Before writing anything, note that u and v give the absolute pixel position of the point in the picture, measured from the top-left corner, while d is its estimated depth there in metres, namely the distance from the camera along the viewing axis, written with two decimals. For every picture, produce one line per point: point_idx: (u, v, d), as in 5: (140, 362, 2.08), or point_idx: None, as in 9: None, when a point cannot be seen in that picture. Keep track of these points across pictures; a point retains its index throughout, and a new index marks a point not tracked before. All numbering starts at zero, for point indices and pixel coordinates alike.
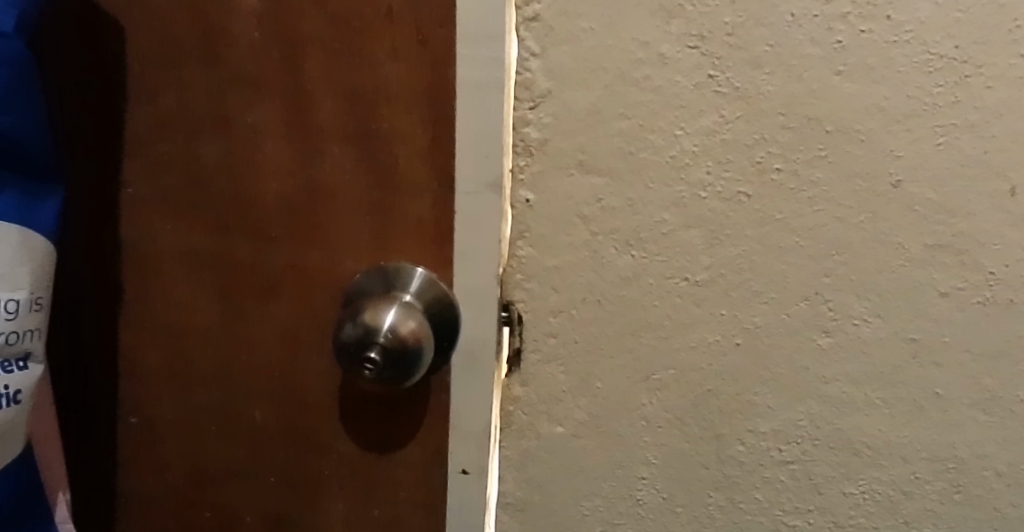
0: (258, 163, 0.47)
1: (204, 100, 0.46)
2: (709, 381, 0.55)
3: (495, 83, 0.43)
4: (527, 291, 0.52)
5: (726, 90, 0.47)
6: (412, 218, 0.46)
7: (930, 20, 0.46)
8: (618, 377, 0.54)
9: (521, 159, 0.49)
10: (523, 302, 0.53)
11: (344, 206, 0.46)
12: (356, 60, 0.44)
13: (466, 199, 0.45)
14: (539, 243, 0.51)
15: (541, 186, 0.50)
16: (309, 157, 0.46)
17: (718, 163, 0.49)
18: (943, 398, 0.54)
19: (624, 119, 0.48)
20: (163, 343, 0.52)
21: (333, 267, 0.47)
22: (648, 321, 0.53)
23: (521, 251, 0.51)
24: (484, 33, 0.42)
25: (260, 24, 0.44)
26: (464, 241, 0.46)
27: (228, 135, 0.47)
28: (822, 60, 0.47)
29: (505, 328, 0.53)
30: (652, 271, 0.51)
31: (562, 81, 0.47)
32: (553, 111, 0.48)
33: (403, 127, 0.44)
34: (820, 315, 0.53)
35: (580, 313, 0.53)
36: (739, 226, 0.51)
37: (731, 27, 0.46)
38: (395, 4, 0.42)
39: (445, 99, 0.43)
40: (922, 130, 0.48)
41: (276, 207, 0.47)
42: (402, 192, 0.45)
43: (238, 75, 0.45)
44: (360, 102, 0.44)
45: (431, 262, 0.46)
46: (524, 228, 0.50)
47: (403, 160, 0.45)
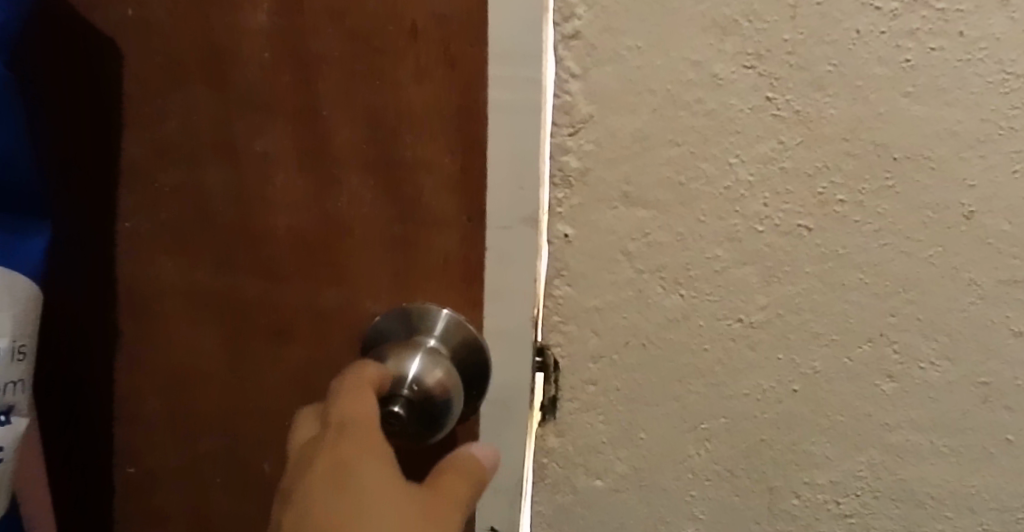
0: (269, 194, 0.44)
1: (211, 125, 0.43)
2: (763, 431, 0.50)
3: (532, 108, 0.39)
4: (564, 335, 0.48)
5: (786, 114, 0.43)
6: (437, 256, 0.43)
7: (1007, 37, 0.41)
8: (662, 425, 0.50)
9: (560, 192, 0.44)
10: (560, 346, 0.48)
11: (363, 241, 0.43)
12: (377, 82, 0.40)
13: (498, 234, 0.42)
14: (578, 282, 0.47)
15: (581, 221, 0.45)
16: (325, 188, 0.43)
17: (776, 194, 0.44)
18: (1015, 445, 0.50)
19: (674, 146, 0.43)
20: (170, 379, 0.49)
21: (351, 304, 0.45)
22: (696, 366, 0.48)
23: (558, 291, 0.47)
24: (520, 52, 0.38)
25: (269, 43, 0.41)
26: (496, 280, 0.43)
27: (238, 163, 0.43)
28: (891, 82, 0.42)
29: (539, 374, 0.49)
30: (702, 311, 0.47)
31: (604, 104, 0.43)
32: (595, 137, 0.43)
33: (428, 156, 0.41)
34: (884, 358, 0.48)
35: (622, 357, 0.48)
36: (800, 263, 0.46)
37: (791, 45, 0.41)
38: (419, 20, 0.39)
39: (475, 125, 0.40)
40: (997, 157, 0.43)
41: (291, 242, 0.44)
42: (426, 227, 0.42)
43: (246, 99, 0.42)
44: (381, 129, 0.41)
45: (458, 302, 0.43)
46: (562, 266, 0.46)
47: (428, 193, 0.41)
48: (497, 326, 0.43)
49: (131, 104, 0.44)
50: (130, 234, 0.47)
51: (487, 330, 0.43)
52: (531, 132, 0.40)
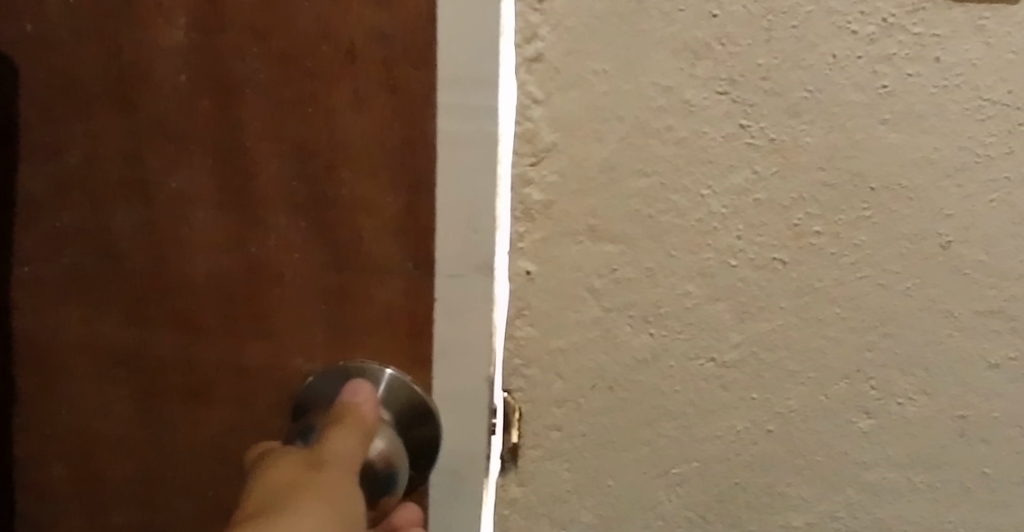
0: (190, 229, 0.46)
1: (155, 158, 0.45)
2: (736, 473, 0.47)
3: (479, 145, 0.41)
4: (526, 380, 0.45)
5: (760, 142, 0.40)
6: (377, 297, 0.46)
7: (982, 62, 0.39)
8: (628, 470, 0.47)
9: (521, 226, 0.41)
10: (521, 392, 0.45)
11: (291, 272, 0.46)
12: (314, 112, 0.43)
13: (448, 282, 0.44)
14: (541, 322, 0.44)
15: (544, 257, 0.42)
16: (252, 222, 0.45)
17: (750, 226, 0.42)
18: (991, 478, 0.48)
19: (643, 176, 0.41)
20: (119, 421, 0.50)
21: (286, 337, 0.47)
22: (666, 408, 0.46)
23: (520, 332, 0.44)
24: (474, 80, 0.41)
25: (186, 66, 0.43)
26: (451, 328, 0.45)
27: (175, 202, 0.46)
28: (867, 109, 0.40)
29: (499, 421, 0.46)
30: (672, 351, 0.44)
31: (569, 132, 0.40)
32: (559, 167, 0.40)
33: (361, 193, 0.44)
34: (861, 395, 0.46)
35: (587, 401, 0.45)
36: (778, 299, 0.44)
37: (765, 70, 0.39)
38: (356, 40, 0.41)
39: (413, 160, 0.43)
40: (974, 185, 0.41)
41: (218, 283, 0.47)
42: (362, 272, 0.45)
43: (162, 128, 0.44)
44: (310, 161, 0.44)
45: (403, 350, 0.46)
46: (524, 305, 0.43)
47: (365, 229, 0.44)
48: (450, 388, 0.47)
49: (74, 137, 0.45)
50: (84, 276, 0.48)
51: (436, 391, 0.47)
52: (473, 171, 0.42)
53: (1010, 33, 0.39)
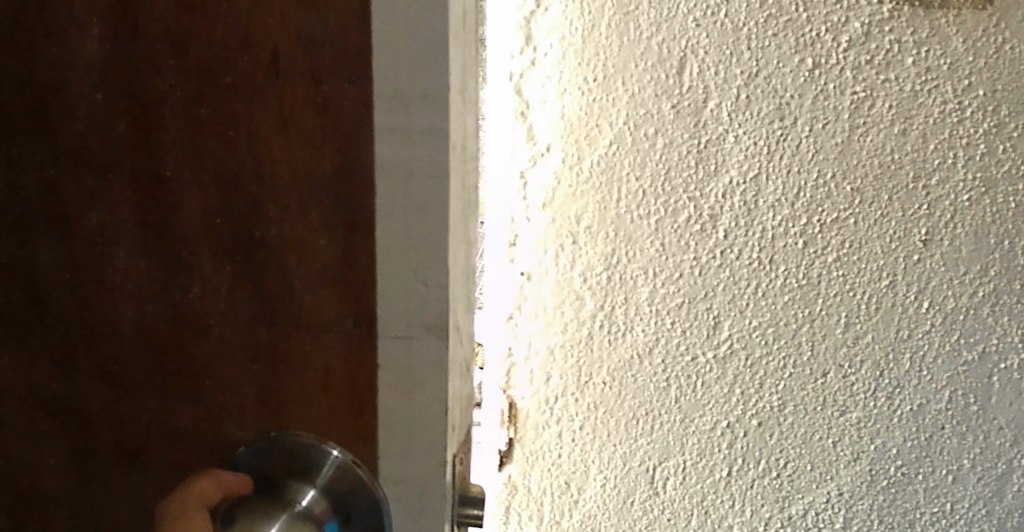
0: (108, 282, 0.34)
1: (77, 191, 0.34)
2: (723, 467, 0.48)
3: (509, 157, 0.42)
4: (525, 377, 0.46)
5: (742, 145, 0.42)
6: (318, 367, 0.35)
7: (952, 67, 0.41)
8: (622, 465, 0.47)
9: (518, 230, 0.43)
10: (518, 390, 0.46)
11: (222, 346, 0.35)
12: (237, 137, 0.33)
13: (395, 344, 0.35)
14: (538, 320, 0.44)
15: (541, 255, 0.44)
16: (175, 274, 0.34)
17: (736, 225, 0.43)
18: (973, 470, 0.48)
19: (632, 179, 0.42)
20: None
21: (212, 420, 0.35)
22: (658, 403, 0.46)
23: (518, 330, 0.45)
24: (416, 95, 0.32)
25: (104, 82, 0.33)
26: (392, 388, 0.35)
27: (98, 242, 0.34)
28: (844, 112, 0.42)
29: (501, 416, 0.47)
30: (662, 348, 0.45)
31: (562, 135, 0.41)
32: (553, 172, 0.42)
33: (300, 235, 0.34)
34: (844, 389, 0.47)
35: (580, 397, 0.46)
36: (763, 296, 0.45)
37: (746, 77, 0.41)
38: (280, 48, 0.32)
39: (354, 204, 0.33)
40: (948, 184, 0.43)
41: (150, 340, 0.35)
42: (298, 331, 0.35)
43: (72, 152, 0.33)
44: (240, 195, 0.33)
45: (348, 430, 0.35)
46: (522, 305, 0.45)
47: (302, 289, 0.34)
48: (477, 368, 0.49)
49: None
50: None
51: (382, 474, 0.36)
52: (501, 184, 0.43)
53: (976, 39, 0.41)
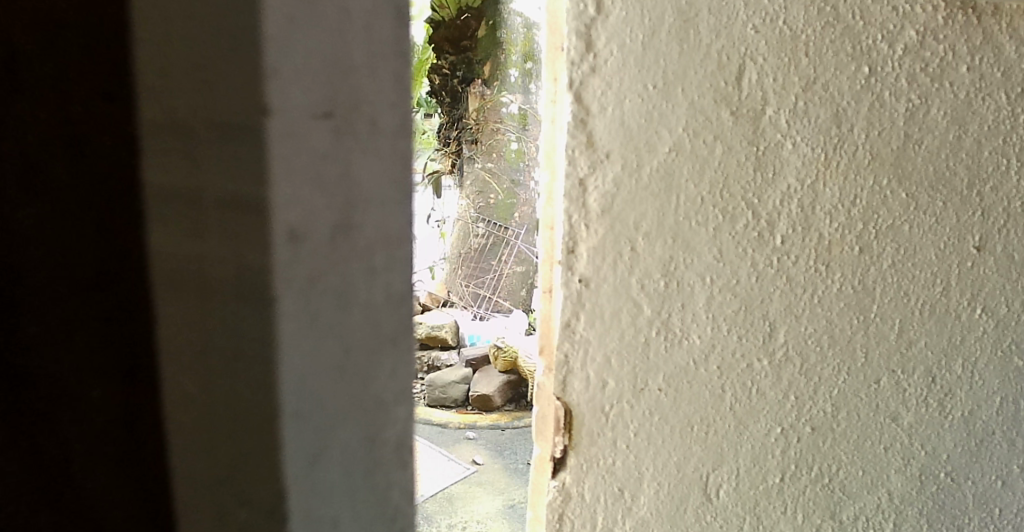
0: None
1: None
2: (776, 473, 0.47)
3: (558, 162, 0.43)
4: (583, 382, 0.44)
5: (801, 150, 0.42)
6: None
7: (1008, 73, 0.42)
8: (676, 471, 0.46)
9: (577, 232, 0.42)
10: (575, 395, 0.45)
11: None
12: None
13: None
14: (596, 325, 0.43)
15: (598, 262, 0.42)
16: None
17: (793, 229, 0.43)
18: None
19: (691, 184, 0.41)
20: None
21: None
22: (712, 410, 0.45)
23: (576, 335, 0.44)
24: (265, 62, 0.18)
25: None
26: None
27: None
28: (902, 118, 0.42)
29: (557, 421, 0.45)
30: (718, 354, 0.44)
31: (621, 141, 0.41)
32: (612, 177, 0.41)
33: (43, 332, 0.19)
34: (900, 393, 0.46)
35: (635, 404, 0.45)
36: (819, 302, 0.44)
37: (805, 84, 0.41)
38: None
39: None
40: (1004, 188, 0.43)
41: None
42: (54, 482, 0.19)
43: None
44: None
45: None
46: (581, 310, 0.43)
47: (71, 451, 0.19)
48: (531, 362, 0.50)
49: None
50: None
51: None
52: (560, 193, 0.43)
53: None
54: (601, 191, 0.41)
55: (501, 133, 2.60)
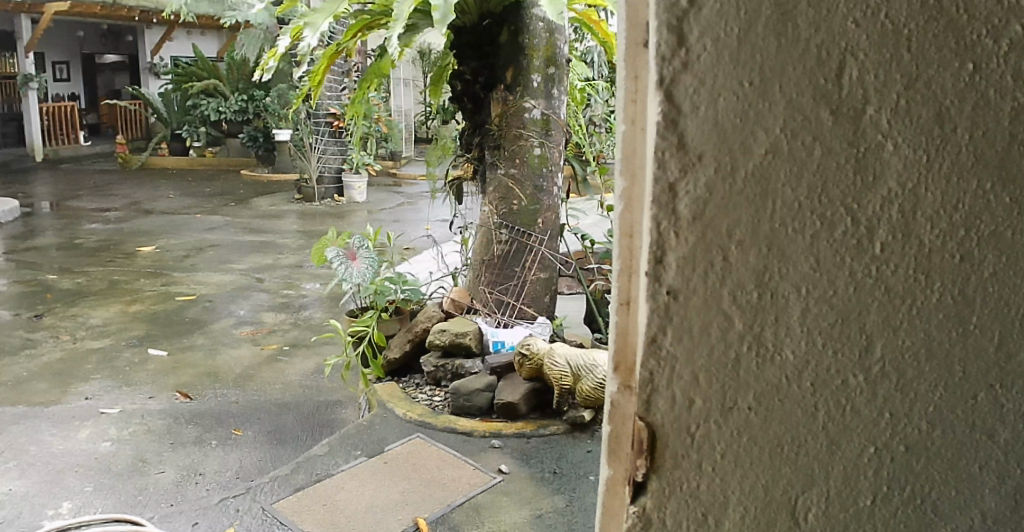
0: None
1: None
2: (866, 494, 0.44)
3: (644, 165, 0.40)
4: (669, 401, 0.41)
5: (903, 152, 0.39)
6: None
7: None
8: (763, 494, 0.43)
9: (666, 241, 0.39)
10: (659, 416, 0.41)
11: None
12: None
13: None
14: (685, 339, 0.40)
15: (687, 273, 0.39)
16: None
17: (894, 237, 0.40)
18: None
19: (789, 189, 0.38)
20: None
21: None
22: (803, 430, 0.42)
23: (662, 350, 0.40)
24: None
25: None
26: None
27: None
28: (1008, 117, 0.39)
29: (641, 443, 0.42)
30: (814, 370, 0.41)
31: (714, 142, 0.38)
32: (706, 181, 0.38)
33: None
34: (1000, 411, 0.43)
35: (723, 425, 0.41)
36: (917, 313, 0.41)
37: (907, 80, 0.38)
38: None
39: None
40: None
41: None
42: None
43: None
44: None
45: None
46: (669, 325, 0.40)
47: None
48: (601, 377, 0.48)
49: None
50: None
51: None
52: (647, 198, 0.39)
53: None
54: (693, 196, 0.38)
55: (524, 139, 2.55)
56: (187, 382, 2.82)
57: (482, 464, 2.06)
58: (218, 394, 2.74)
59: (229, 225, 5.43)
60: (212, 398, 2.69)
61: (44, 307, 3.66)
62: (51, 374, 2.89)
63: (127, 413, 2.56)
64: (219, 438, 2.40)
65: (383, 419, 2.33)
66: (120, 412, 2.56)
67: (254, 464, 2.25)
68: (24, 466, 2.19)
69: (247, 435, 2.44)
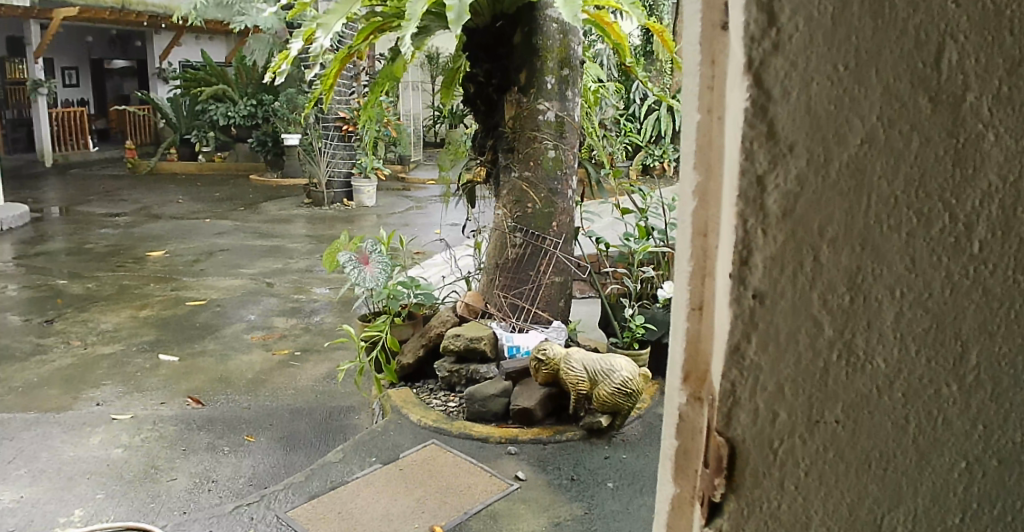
0: None
1: None
2: (955, 512, 0.40)
3: (723, 158, 0.37)
4: (752, 415, 0.38)
5: (1005, 142, 0.36)
6: None
7: None
8: (847, 514, 0.40)
9: (753, 239, 0.35)
10: (741, 431, 0.38)
11: None
12: None
13: None
14: (770, 347, 0.37)
15: (774, 274, 0.36)
16: None
17: (995, 234, 0.36)
18: None
19: (885, 183, 0.35)
20: None
21: None
22: (893, 444, 0.39)
23: (746, 359, 0.37)
24: None
25: None
26: None
27: None
28: None
29: (721, 461, 0.39)
30: (905, 380, 0.38)
31: (806, 132, 0.34)
32: (797, 173, 0.35)
33: None
34: None
35: (809, 440, 0.38)
36: (1017, 317, 0.38)
37: (1011, 64, 0.35)
38: None
39: None
40: None
41: None
42: None
43: None
44: None
45: None
46: (753, 330, 0.36)
47: None
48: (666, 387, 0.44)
49: None
50: None
51: None
52: (730, 192, 0.36)
53: None
54: (784, 190, 0.35)
55: (539, 142, 2.51)
56: (198, 388, 2.79)
57: (499, 471, 2.03)
58: (230, 400, 2.71)
59: (239, 229, 5.41)
60: (224, 405, 2.66)
61: (55, 312, 3.64)
62: (62, 380, 2.86)
63: (138, 420, 2.53)
64: (231, 445, 2.37)
65: (398, 425, 2.30)
66: (131, 419, 2.53)
67: (268, 471, 2.22)
68: (36, 474, 2.16)
69: (260, 441, 2.41)
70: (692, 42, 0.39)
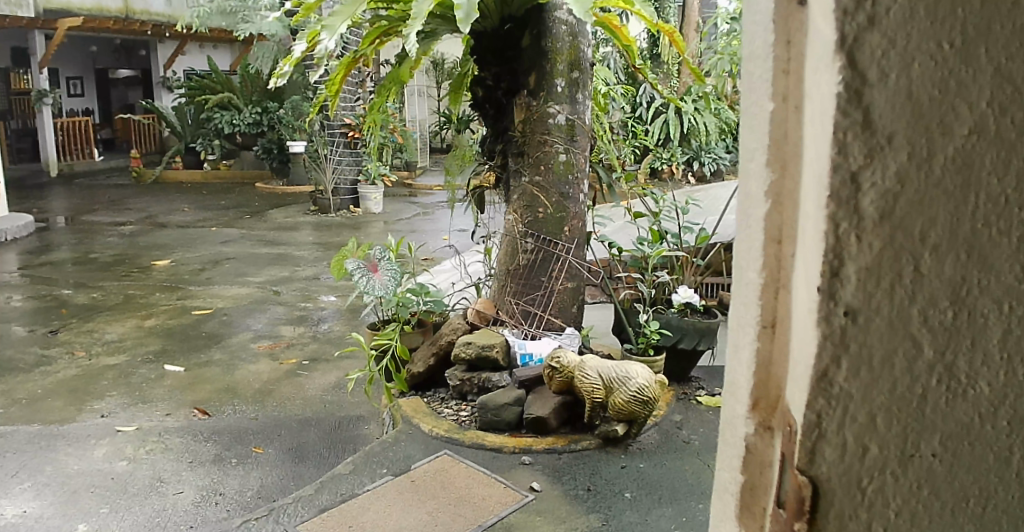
0: None
1: None
2: None
3: (805, 152, 0.33)
4: (840, 450, 0.33)
5: None
6: None
7: None
8: None
9: (844, 248, 0.31)
10: (826, 468, 0.33)
11: None
12: None
13: None
14: (862, 371, 0.32)
15: (868, 288, 0.31)
16: None
17: None
18: None
19: (995, 180, 0.30)
20: None
21: None
22: (995, 478, 0.33)
23: (834, 385, 0.32)
24: None
25: None
26: None
27: None
28: None
29: (805, 503, 0.34)
30: (1012, 407, 0.32)
31: (907, 121, 0.30)
32: (895, 170, 0.30)
33: None
34: None
35: (902, 477, 0.33)
36: None
37: None
38: None
39: None
40: None
41: None
42: None
43: None
44: None
45: None
46: (842, 352, 0.32)
47: None
48: (728, 413, 0.40)
49: None
50: None
51: None
52: (817, 192, 0.31)
53: None
54: (880, 190, 0.30)
55: (549, 145, 2.47)
56: (206, 398, 2.75)
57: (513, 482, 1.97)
58: (238, 410, 2.67)
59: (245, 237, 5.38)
60: (233, 415, 2.62)
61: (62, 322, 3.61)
62: (69, 391, 2.83)
63: (144, 431, 2.49)
64: (240, 457, 2.33)
65: (409, 435, 2.25)
66: (138, 430, 2.49)
67: (276, 483, 2.18)
68: (40, 488, 2.12)
69: (268, 452, 2.36)
70: (764, 23, 0.35)
